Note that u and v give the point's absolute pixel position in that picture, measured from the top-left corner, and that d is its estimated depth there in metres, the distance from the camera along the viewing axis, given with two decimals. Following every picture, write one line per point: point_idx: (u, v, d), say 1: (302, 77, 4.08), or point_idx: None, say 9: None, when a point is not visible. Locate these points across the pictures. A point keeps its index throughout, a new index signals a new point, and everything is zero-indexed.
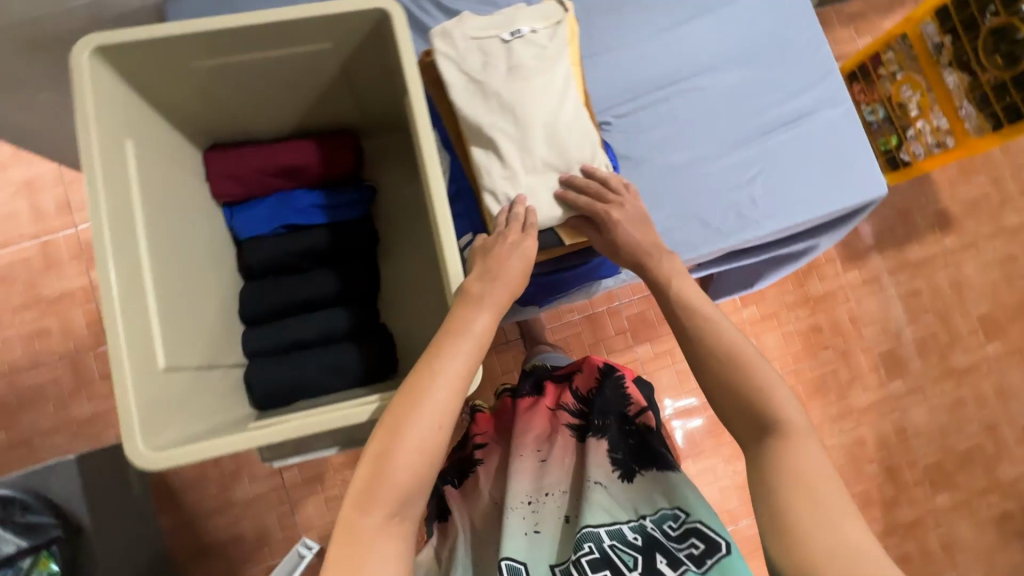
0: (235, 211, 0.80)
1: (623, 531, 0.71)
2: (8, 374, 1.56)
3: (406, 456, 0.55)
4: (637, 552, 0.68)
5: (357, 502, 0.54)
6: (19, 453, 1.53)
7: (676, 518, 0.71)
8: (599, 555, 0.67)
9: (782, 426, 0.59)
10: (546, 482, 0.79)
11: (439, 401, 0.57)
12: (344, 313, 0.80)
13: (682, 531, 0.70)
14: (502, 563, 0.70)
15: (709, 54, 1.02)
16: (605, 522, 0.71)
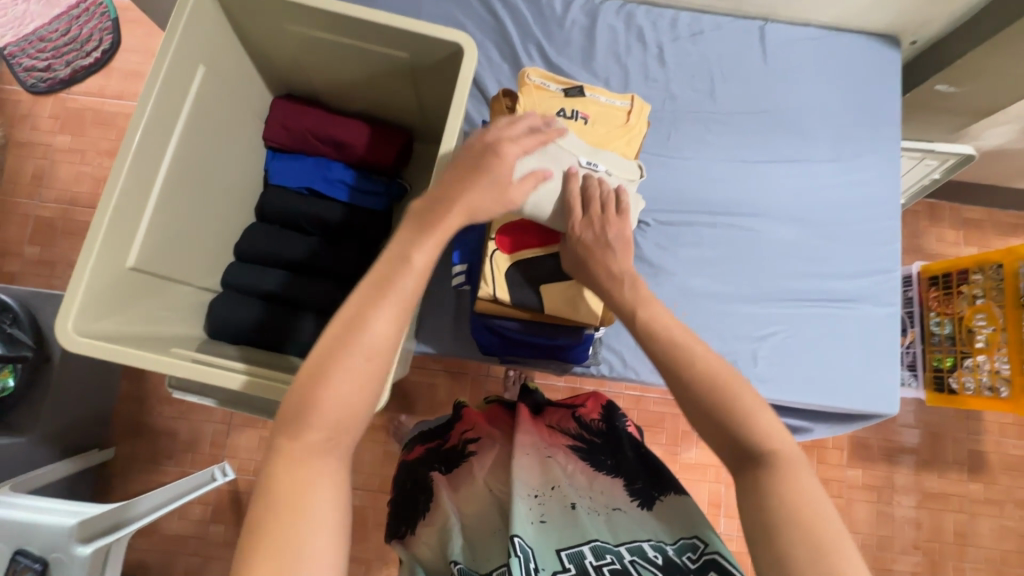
0: (276, 157, 0.86)
1: (643, 549, 0.67)
2: (68, 203, 1.72)
3: (333, 407, 0.47)
4: (657, 569, 0.63)
5: (288, 428, 0.46)
6: (42, 271, 1.69)
7: (695, 549, 0.65)
8: (619, 566, 0.63)
9: (778, 456, 0.49)
10: (552, 477, 0.78)
11: (371, 346, 0.48)
12: (322, 286, 0.83)
13: (701, 563, 0.63)
14: (512, 538, 0.64)
15: (776, 201, 1.00)
16: (625, 541, 0.68)
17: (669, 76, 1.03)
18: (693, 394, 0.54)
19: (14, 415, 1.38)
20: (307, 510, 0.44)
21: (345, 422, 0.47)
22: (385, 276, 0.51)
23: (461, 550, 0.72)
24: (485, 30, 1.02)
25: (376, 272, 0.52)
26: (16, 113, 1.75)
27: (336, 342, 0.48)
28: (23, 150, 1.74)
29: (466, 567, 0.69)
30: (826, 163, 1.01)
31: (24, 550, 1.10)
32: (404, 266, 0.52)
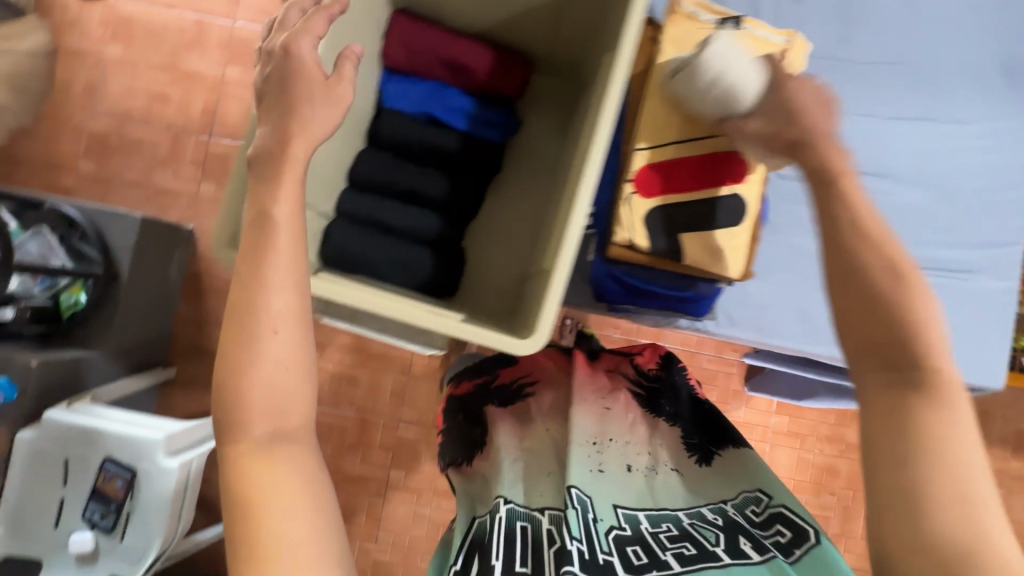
0: (392, 79, 0.81)
1: (703, 511, 0.66)
2: (121, 118, 1.66)
3: (269, 390, 0.51)
4: (719, 530, 0.63)
5: (231, 433, 0.52)
6: (98, 188, 1.65)
7: (759, 502, 0.65)
8: (678, 531, 0.63)
9: (933, 379, 0.45)
10: (610, 428, 0.76)
11: (273, 328, 0.51)
12: (437, 220, 0.80)
13: (767, 516, 0.64)
14: (571, 489, 0.65)
15: (901, 162, 0.94)
16: (683, 506, 0.68)
17: (804, 14, 0.94)
18: (850, 300, 0.49)
19: (84, 329, 1.38)
20: (270, 484, 0.50)
21: (282, 402, 0.52)
22: (256, 238, 0.53)
23: (511, 486, 0.70)
24: None
25: (249, 232, 0.53)
26: (65, 18, 1.66)
27: (244, 339, 0.51)
28: (74, 58, 1.66)
29: (519, 506, 0.67)
30: (960, 123, 0.94)
31: (112, 459, 1.15)
32: (266, 224, 0.53)
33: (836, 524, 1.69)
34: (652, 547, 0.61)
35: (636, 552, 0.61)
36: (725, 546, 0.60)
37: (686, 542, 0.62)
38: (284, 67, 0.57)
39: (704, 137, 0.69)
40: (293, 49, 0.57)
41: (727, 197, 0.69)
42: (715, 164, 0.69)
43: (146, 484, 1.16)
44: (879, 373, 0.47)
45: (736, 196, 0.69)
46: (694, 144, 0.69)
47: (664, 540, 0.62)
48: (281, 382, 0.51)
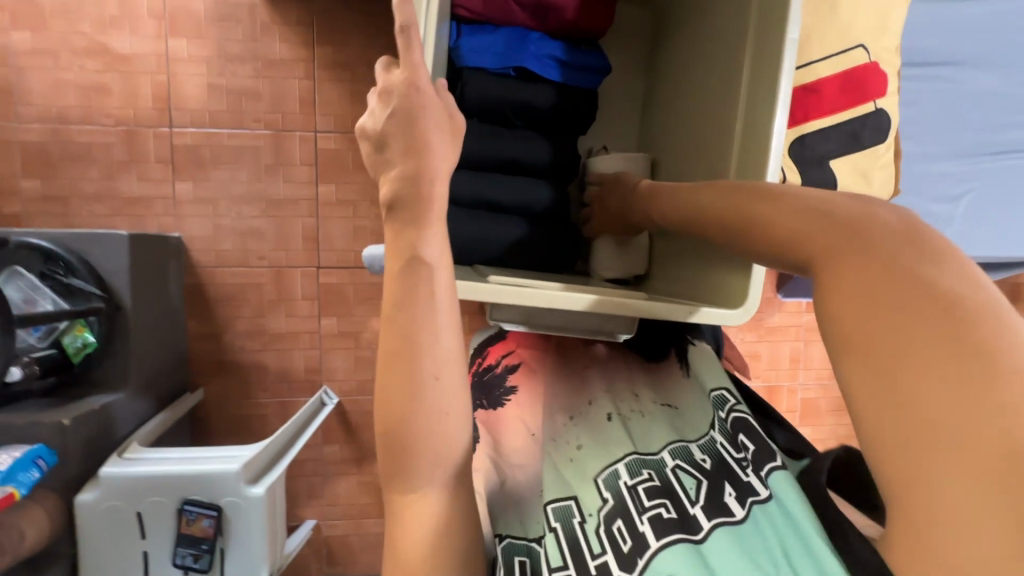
0: (464, 33, 0.69)
1: (688, 450, 0.54)
2: (55, 122, 1.34)
3: (438, 427, 0.41)
4: (702, 475, 0.51)
5: (393, 476, 0.42)
6: (52, 209, 1.37)
7: (725, 403, 0.55)
8: (658, 484, 0.52)
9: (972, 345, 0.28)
10: (586, 392, 0.65)
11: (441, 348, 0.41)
12: (547, 188, 0.72)
13: (736, 420, 0.53)
14: (548, 508, 0.53)
15: (985, 44, 0.90)
16: (666, 443, 0.56)
17: None
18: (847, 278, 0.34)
19: (100, 372, 1.21)
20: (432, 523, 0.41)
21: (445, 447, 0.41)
22: (403, 289, 0.40)
23: (506, 512, 0.56)
24: None
25: (394, 278, 0.41)
26: None
27: (399, 370, 0.40)
28: None
29: (517, 536, 0.53)
30: None
31: (190, 500, 1.06)
32: (418, 269, 0.41)
33: None
34: (631, 513, 0.50)
35: (621, 529, 0.49)
36: (705, 500, 0.49)
37: (665, 499, 0.50)
38: (409, 103, 0.42)
39: (844, 50, 0.64)
40: (417, 80, 0.43)
41: (873, 112, 0.66)
42: (857, 79, 0.65)
43: (235, 516, 1.08)
44: (855, 303, 0.32)
45: (880, 111, 0.66)
46: (837, 60, 0.64)
47: (641, 496, 0.51)
48: (427, 425, 0.40)
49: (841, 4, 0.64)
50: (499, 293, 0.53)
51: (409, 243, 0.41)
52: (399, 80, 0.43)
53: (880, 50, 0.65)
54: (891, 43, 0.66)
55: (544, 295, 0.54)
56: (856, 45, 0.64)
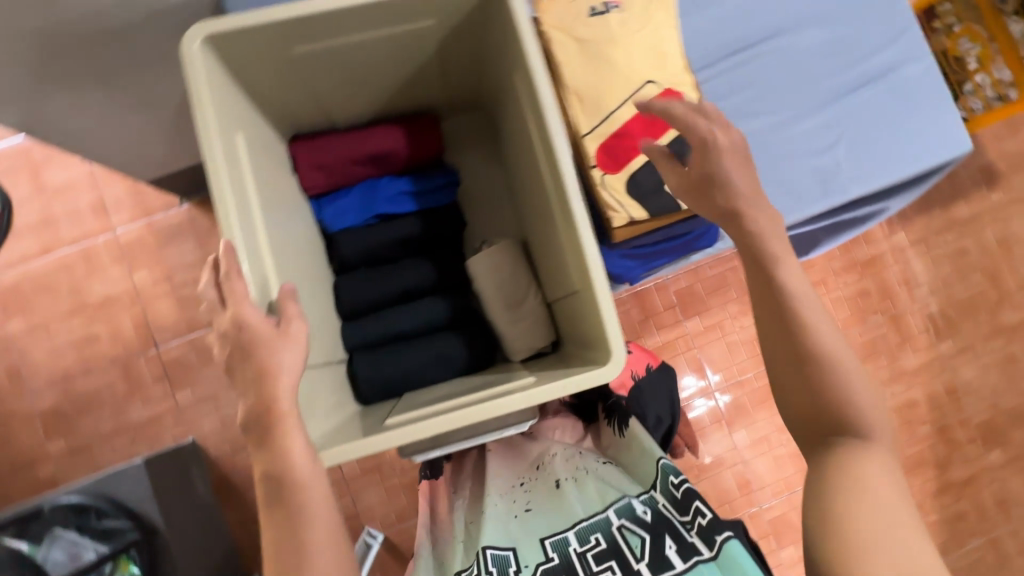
0: (324, 204, 0.78)
1: (631, 505, 0.65)
2: (64, 382, 1.54)
3: None
4: (646, 531, 0.63)
5: None
6: (81, 458, 1.53)
7: (677, 478, 0.67)
8: (605, 545, 0.63)
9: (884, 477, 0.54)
10: (539, 455, 0.77)
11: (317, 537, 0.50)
12: (442, 302, 0.78)
13: (685, 491, 0.66)
14: (485, 552, 0.64)
15: (788, 12, 0.98)
16: (611, 502, 0.67)
17: None
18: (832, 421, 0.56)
19: None
20: None
21: None
22: (274, 494, 0.51)
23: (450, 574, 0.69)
24: None
25: (265, 487, 0.51)
26: None
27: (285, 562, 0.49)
28: None
29: None
30: None
31: None
32: (283, 480, 0.50)
33: (897, 334, 1.77)
34: (578, 574, 0.61)
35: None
36: (648, 556, 0.61)
37: (612, 561, 0.62)
38: (238, 340, 0.51)
39: (637, 89, 0.71)
40: (240, 316, 0.51)
41: None
42: None
43: None
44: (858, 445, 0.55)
45: None
46: (634, 101, 0.70)
47: (590, 559, 0.62)
48: None
49: (613, 57, 0.71)
50: (391, 438, 0.57)
51: (270, 458, 0.50)
52: (228, 326, 0.51)
53: (668, 77, 0.72)
54: (674, 67, 0.73)
55: (429, 423, 0.58)
56: (646, 82, 0.71)
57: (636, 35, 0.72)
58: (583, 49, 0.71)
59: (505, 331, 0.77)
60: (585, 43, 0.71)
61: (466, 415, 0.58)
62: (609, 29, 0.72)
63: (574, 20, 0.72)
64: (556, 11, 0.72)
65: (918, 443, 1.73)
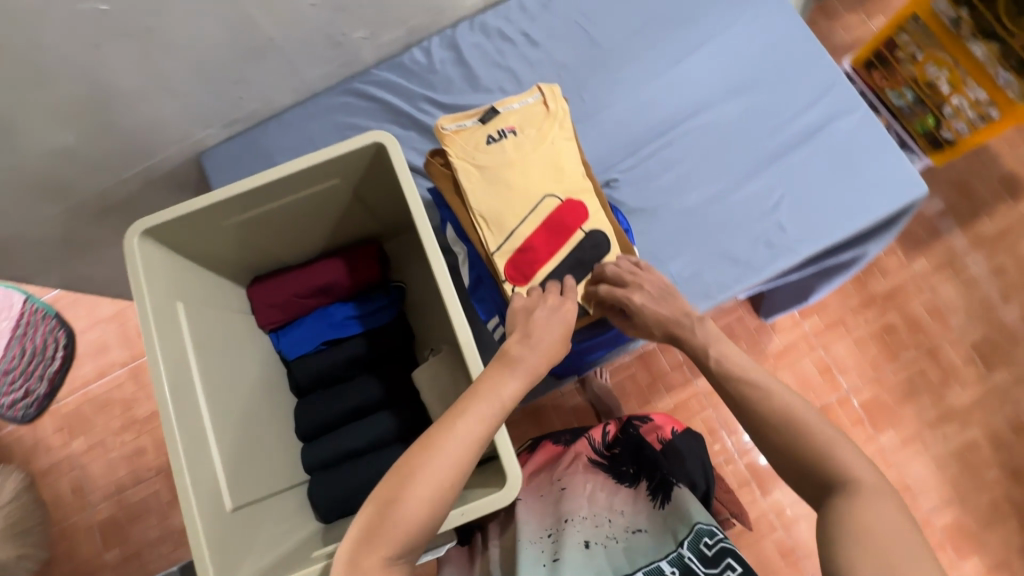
0: (281, 335, 0.87)
1: (662, 567, 0.72)
2: (117, 494, 1.70)
3: None
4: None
5: None
6: (131, 565, 1.65)
7: (711, 536, 0.72)
8: None
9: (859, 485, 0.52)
10: (564, 510, 0.82)
11: None
12: (389, 415, 0.83)
13: (717, 549, 0.70)
14: None
15: (707, 89, 1.01)
16: (643, 563, 0.74)
17: (549, 51, 1.06)
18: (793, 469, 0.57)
19: None
20: None
21: None
22: None
23: None
24: (378, 116, 1.05)
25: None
26: (25, 448, 1.74)
27: None
28: (51, 474, 1.72)
29: None
30: (726, 32, 1.03)
31: None
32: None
33: (938, 368, 1.61)
34: None
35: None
36: None
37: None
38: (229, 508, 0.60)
39: (535, 205, 0.78)
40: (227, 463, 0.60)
41: (586, 236, 0.78)
42: (558, 221, 0.78)
43: None
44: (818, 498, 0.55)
45: (592, 232, 0.78)
46: (533, 217, 0.78)
47: None
48: None
49: (512, 179, 0.79)
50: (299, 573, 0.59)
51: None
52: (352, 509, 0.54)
53: (565, 189, 0.79)
54: (571, 177, 0.80)
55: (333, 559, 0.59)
56: (545, 197, 0.78)
57: (532, 156, 0.79)
58: (484, 174, 0.79)
59: None
60: (485, 169, 0.79)
61: None
62: (506, 153, 0.80)
63: (474, 149, 0.80)
64: (459, 142, 0.81)
65: (988, 490, 1.53)
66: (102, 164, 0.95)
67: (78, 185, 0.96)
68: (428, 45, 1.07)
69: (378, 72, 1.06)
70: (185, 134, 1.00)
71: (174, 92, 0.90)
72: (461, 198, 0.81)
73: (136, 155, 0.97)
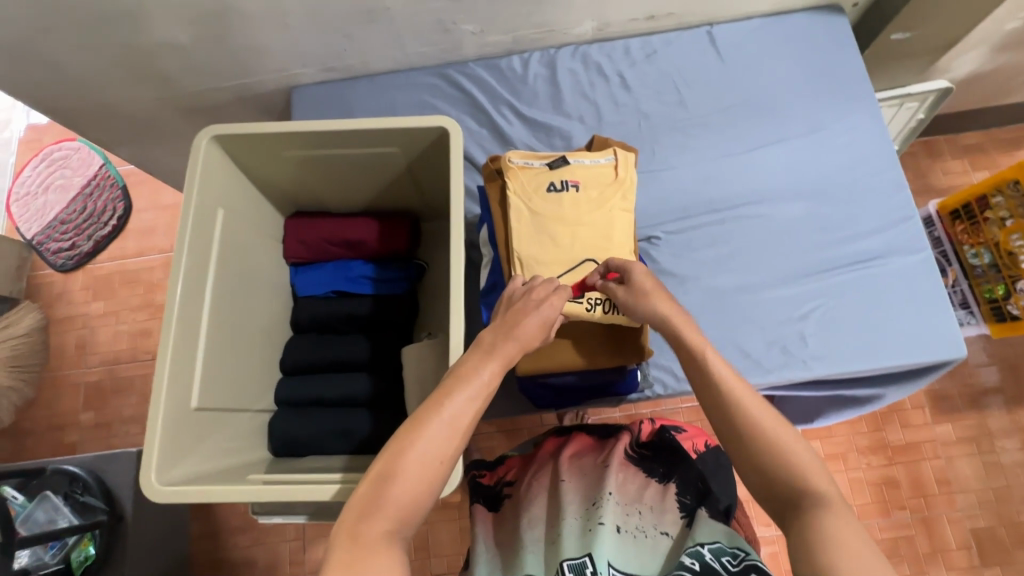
0: (299, 271, 0.91)
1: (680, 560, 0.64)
2: (111, 364, 1.80)
3: None
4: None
5: None
6: (99, 432, 1.74)
7: (736, 555, 0.64)
8: None
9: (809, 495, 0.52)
10: (602, 487, 0.75)
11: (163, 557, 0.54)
12: (367, 379, 0.86)
13: (743, 565, 0.62)
14: (565, 563, 0.65)
15: (775, 184, 1.01)
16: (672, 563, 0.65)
17: (637, 98, 1.08)
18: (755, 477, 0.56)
19: None
20: None
21: None
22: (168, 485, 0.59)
23: None
24: (459, 106, 1.10)
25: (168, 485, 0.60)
26: (50, 294, 1.86)
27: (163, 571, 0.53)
28: (63, 325, 1.84)
29: None
30: (812, 135, 1.03)
31: None
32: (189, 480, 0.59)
33: (928, 541, 1.52)
34: None
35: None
36: None
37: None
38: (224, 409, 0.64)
39: (574, 265, 0.79)
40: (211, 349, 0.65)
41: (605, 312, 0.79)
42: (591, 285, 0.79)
43: None
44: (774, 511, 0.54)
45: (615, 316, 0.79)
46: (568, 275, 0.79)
47: None
48: None
49: (556, 232, 0.81)
50: (232, 490, 0.59)
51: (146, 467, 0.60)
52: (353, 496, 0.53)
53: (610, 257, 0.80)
54: (619, 250, 0.80)
55: (271, 490, 0.59)
56: (585, 260, 0.80)
57: (587, 215, 0.81)
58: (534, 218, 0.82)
59: None
60: (536, 215, 0.81)
61: (300, 489, 0.59)
62: (562, 206, 0.82)
63: (531, 191, 0.83)
64: (520, 181, 0.84)
65: None
66: (204, 67, 1.03)
67: (178, 78, 1.04)
68: (528, 57, 1.11)
69: (474, 67, 1.11)
70: (284, 67, 1.07)
71: (288, 26, 0.97)
72: (507, 234, 0.84)
73: (236, 70, 1.05)
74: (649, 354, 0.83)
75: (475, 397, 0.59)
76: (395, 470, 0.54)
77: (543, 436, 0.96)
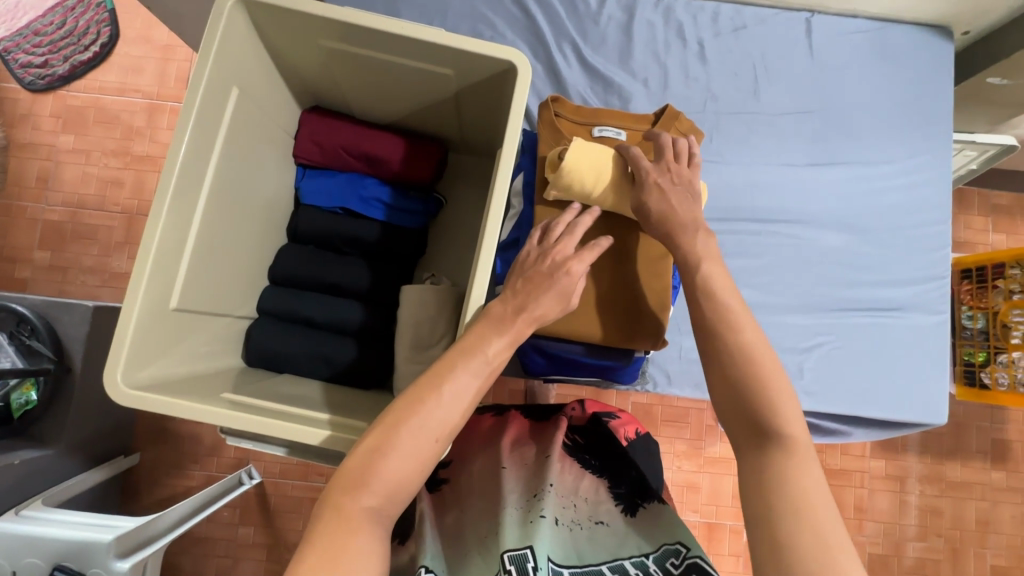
0: (307, 174, 0.83)
1: (624, 567, 0.64)
2: (74, 208, 1.67)
3: None
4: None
5: None
6: (53, 275, 1.65)
7: (677, 553, 0.64)
8: None
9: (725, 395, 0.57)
10: (541, 480, 0.74)
11: None
12: (361, 310, 0.81)
13: (685, 565, 0.63)
14: (503, 555, 0.62)
15: (823, 207, 0.96)
16: (608, 559, 0.66)
17: (710, 74, 0.98)
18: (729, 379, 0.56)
19: (39, 429, 1.36)
20: None
21: None
22: None
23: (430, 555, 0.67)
24: (518, 29, 0.97)
25: None
26: (15, 112, 1.68)
27: None
28: (25, 150, 1.67)
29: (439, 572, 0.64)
30: (876, 165, 0.97)
31: (63, 566, 1.11)
32: None
33: None
34: None
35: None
36: None
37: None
38: None
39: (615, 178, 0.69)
40: None
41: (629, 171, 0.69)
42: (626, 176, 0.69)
43: None
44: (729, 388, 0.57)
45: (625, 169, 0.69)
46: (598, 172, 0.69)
47: None
48: None
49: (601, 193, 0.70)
50: (202, 410, 0.56)
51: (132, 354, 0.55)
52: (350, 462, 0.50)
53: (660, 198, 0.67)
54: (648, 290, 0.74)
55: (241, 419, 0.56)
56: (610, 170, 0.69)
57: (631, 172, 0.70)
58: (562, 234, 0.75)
59: (400, 365, 0.79)
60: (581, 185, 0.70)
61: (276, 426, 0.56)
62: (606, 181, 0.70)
63: (599, 178, 0.69)
64: (574, 170, 0.69)
65: None
66: None
67: None
68: None
69: None
70: None
71: None
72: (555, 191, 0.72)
73: None
74: (663, 344, 0.75)
75: (483, 374, 0.55)
76: (389, 442, 0.50)
77: (482, 412, 0.96)
